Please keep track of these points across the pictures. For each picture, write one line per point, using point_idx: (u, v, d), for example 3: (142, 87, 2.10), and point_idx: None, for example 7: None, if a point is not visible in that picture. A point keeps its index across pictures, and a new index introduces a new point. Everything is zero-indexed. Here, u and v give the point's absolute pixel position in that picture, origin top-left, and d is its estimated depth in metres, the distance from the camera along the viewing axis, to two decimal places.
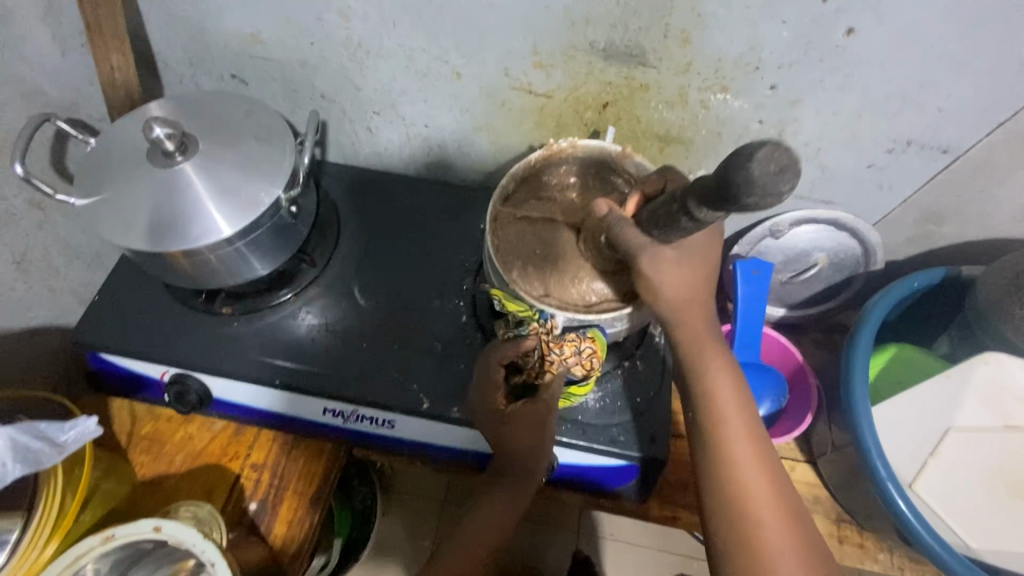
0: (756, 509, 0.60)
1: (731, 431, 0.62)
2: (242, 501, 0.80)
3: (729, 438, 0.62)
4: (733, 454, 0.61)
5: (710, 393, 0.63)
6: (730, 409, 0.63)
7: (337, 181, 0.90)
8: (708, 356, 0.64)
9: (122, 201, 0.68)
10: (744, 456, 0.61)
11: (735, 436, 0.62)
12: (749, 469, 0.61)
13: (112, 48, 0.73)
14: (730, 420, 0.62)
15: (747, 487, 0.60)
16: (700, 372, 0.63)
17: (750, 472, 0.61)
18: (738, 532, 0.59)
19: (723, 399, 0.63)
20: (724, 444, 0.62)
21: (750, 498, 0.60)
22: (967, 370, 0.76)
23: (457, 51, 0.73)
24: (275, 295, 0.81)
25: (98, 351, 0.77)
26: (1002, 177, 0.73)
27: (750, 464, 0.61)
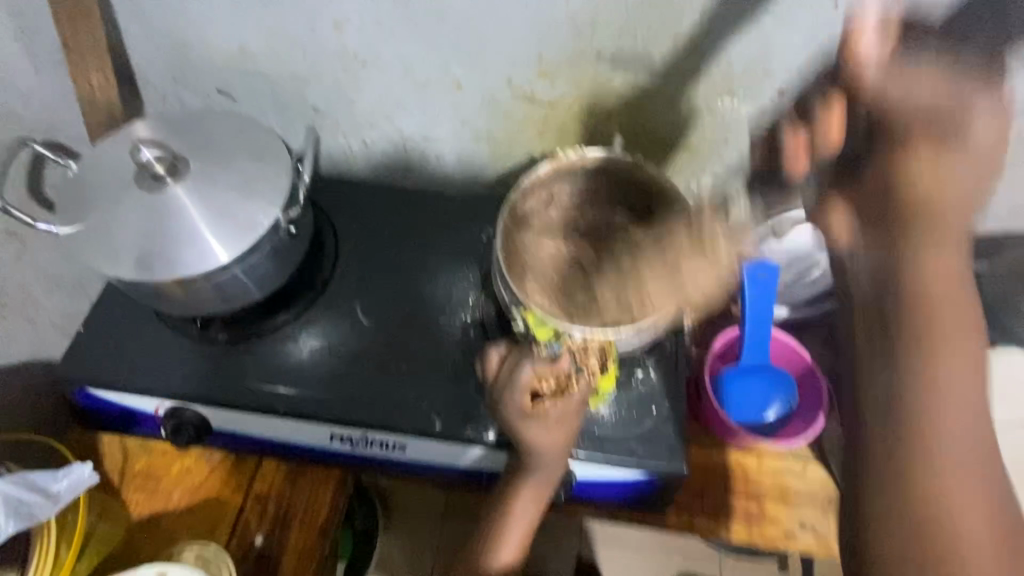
0: (964, 515, 0.44)
1: (954, 420, 0.46)
2: (247, 535, 0.76)
3: (940, 426, 0.45)
4: (946, 448, 0.45)
5: (925, 373, 0.46)
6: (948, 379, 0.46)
7: (332, 198, 0.87)
8: (953, 310, 0.48)
9: (110, 228, 0.64)
10: (959, 456, 0.45)
11: (955, 424, 0.45)
12: (963, 470, 0.45)
13: (92, 66, 0.70)
14: (944, 407, 0.46)
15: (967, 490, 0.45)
16: (912, 336, 0.47)
17: (954, 455, 0.45)
18: (913, 535, 0.44)
19: (948, 387, 0.46)
20: (923, 431, 0.46)
21: (956, 504, 0.44)
22: (978, 368, 0.81)
23: (458, 62, 0.71)
24: (272, 319, 0.78)
25: (86, 387, 0.73)
26: (1001, 175, 0.75)
27: (968, 465, 0.45)
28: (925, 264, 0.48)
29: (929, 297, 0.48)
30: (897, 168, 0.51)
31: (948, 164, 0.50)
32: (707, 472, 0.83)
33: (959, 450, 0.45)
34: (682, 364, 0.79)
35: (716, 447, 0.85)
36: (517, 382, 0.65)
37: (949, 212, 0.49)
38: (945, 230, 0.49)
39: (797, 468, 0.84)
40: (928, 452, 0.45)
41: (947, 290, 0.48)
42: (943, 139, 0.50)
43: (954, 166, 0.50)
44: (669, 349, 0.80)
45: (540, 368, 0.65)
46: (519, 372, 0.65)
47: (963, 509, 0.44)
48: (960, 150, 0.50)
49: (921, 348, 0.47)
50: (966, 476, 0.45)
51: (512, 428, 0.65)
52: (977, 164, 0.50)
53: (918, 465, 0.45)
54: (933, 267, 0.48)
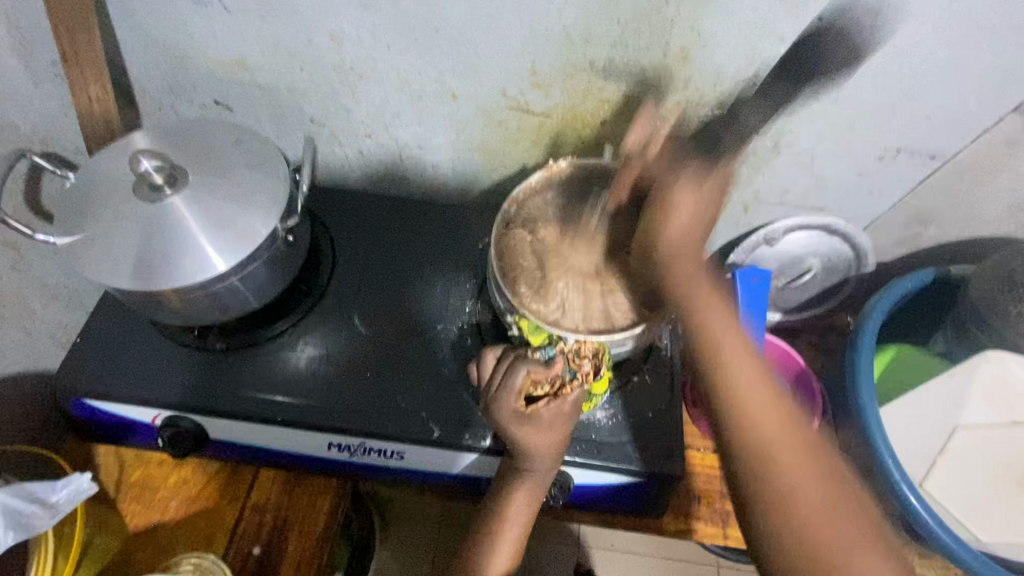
0: (807, 504, 0.49)
1: (765, 429, 0.53)
2: (245, 545, 0.76)
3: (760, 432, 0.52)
4: (772, 450, 0.51)
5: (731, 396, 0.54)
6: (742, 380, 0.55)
7: (329, 206, 0.88)
8: (729, 339, 0.56)
9: (108, 238, 0.65)
10: (787, 455, 0.51)
11: (765, 426, 0.53)
12: (789, 457, 0.51)
13: (91, 78, 0.70)
14: (762, 417, 0.53)
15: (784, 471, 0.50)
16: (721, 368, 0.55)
17: (767, 444, 0.52)
18: (775, 528, 0.49)
19: (749, 396, 0.54)
20: (745, 438, 0.53)
21: (793, 492, 0.49)
22: (970, 367, 0.81)
23: (453, 73, 0.72)
24: (269, 327, 0.78)
25: (83, 397, 0.73)
26: (986, 180, 0.77)
27: (797, 459, 0.51)
28: (704, 307, 0.57)
29: (710, 333, 0.57)
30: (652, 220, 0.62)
31: (676, 209, 0.61)
32: (704, 477, 0.84)
33: (789, 445, 0.51)
34: (677, 368, 0.80)
35: (712, 451, 0.86)
36: (512, 385, 0.64)
37: (686, 254, 0.60)
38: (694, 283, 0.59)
39: None
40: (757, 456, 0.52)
41: (723, 323, 0.57)
42: (664, 203, 0.61)
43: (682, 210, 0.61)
44: (664, 353, 0.81)
45: (535, 371, 0.65)
46: (512, 376, 0.64)
47: (803, 497, 0.49)
48: (677, 200, 0.61)
49: (725, 373, 0.55)
50: (805, 466, 0.50)
51: (506, 434, 0.65)
52: (695, 201, 0.61)
53: (757, 468, 0.51)
54: (705, 307, 0.58)
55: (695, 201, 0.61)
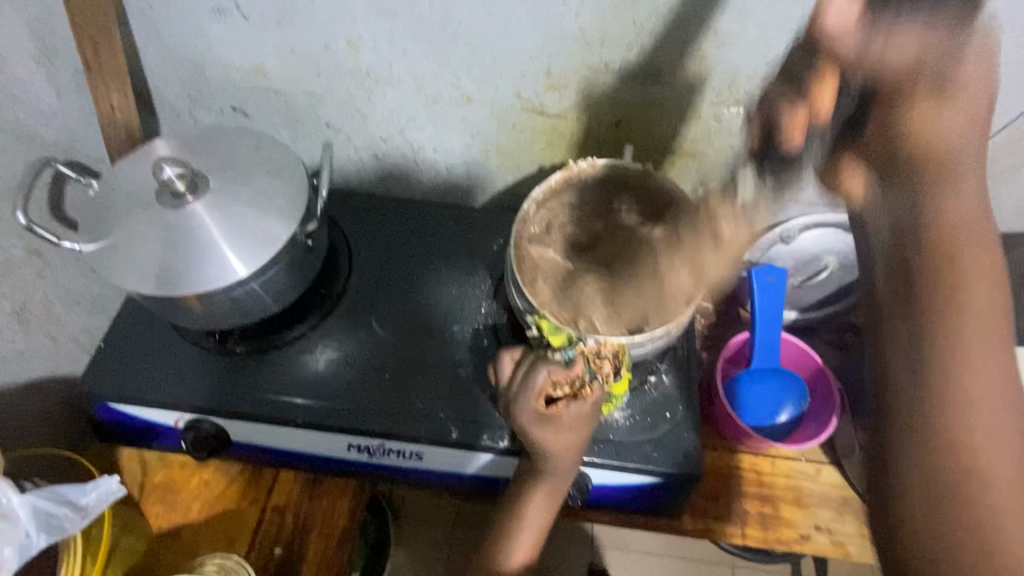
0: (1003, 481, 0.39)
1: (979, 380, 0.41)
2: (266, 547, 0.77)
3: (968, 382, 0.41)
4: (985, 410, 0.41)
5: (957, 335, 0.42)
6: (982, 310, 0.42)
7: (344, 210, 0.88)
8: (973, 275, 0.42)
9: (132, 244, 0.66)
10: (988, 419, 0.41)
11: (977, 384, 0.41)
12: (996, 425, 0.41)
13: (113, 87, 0.71)
14: (982, 372, 0.41)
15: (982, 436, 0.40)
16: (949, 305, 0.42)
17: (987, 407, 0.41)
18: (942, 490, 0.40)
19: (975, 343, 0.41)
20: (953, 388, 0.41)
21: (983, 463, 0.40)
22: None
23: (469, 76, 0.73)
24: (288, 330, 0.79)
25: (107, 401, 0.74)
26: (1003, 176, 0.76)
27: (999, 430, 0.40)
28: (950, 225, 0.43)
29: (948, 261, 0.43)
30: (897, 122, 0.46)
31: (954, 101, 0.44)
32: (721, 476, 0.83)
33: (995, 404, 0.41)
34: (694, 368, 0.80)
35: (729, 451, 0.85)
36: (532, 386, 0.65)
37: (953, 164, 0.45)
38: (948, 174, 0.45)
39: (810, 471, 0.84)
40: (956, 410, 0.41)
41: (970, 248, 0.43)
42: (942, 90, 0.44)
43: (950, 114, 0.44)
44: (681, 353, 0.81)
45: (555, 372, 0.65)
46: (533, 376, 0.65)
47: (994, 469, 0.39)
48: (952, 92, 0.44)
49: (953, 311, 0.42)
50: (999, 432, 0.40)
51: (526, 435, 0.65)
52: (972, 105, 0.44)
53: (947, 431, 0.40)
54: (954, 219, 0.44)
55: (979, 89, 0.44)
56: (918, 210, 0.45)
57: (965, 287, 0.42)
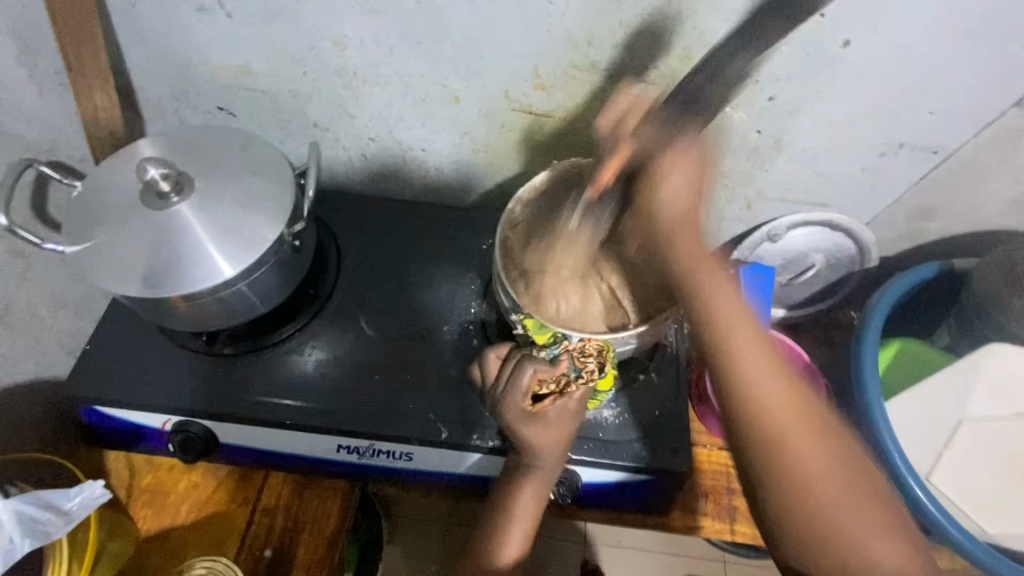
0: (824, 487, 0.49)
1: (772, 400, 0.51)
2: (256, 548, 0.76)
3: (767, 415, 0.50)
4: (783, 437, 0.50)
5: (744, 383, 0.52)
6: (748, 342, 0.53)
7: (332, 210, 0.88)
8: (742, 332, 0.53)
9: (116, 246, 0.65)
10: (795, 437, 0.50)
11: (777, 410, 0.51)
12: (800, 439, 0.50)
13: (96, 87, 0.71)
14: (773, 400, 0.51)
15: (798, 452, 0.49)
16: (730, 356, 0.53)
17: (790, 422, 0.50)
18: (790, 510, 0.49)
19: (759, 380, 0.51)
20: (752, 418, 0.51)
21: (811, 477, 0.49)
22: (975, 361, 0.81)
23: (456, 76, 0.73)
24: (277, 332, 0.79)
25: (93, 404, 0.73)
26: (988, 173, 0.77)
27: (806, 443, 0.50)
28: (707, 291, 0.55)
29: (724, 328, 0.54)
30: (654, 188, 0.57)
31: (674, 172, 0.57)
32: (710, 473, 0.84)
33: (787, 414, 0.50)
34: (682, 365, 0.80)
35: (718, 448, 0.86)
36: (518, 385, 0.65)
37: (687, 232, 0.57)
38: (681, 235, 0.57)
39: None
40: (769, 442, 0.50)
41: (726, 304, 0.54)
42: (666, 166, 0.57)
43: (694, 164, 0.57)
44: (670, 351, 0.81)
45: (541, 371, 0.65)
46: (518, 375, 0.65)
47: (817, 477, 0.49)
48: (677, 157, 0.56)
49: (734, 359, 0.52)
50: (807, 437, 0.50)
51: (514, 435, 0.66)
52: (692, 163, 0.57)
53: (770, 450, 0.50)
54: (710, 291, 0.55)
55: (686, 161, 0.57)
56: (688, 290, 0.56)
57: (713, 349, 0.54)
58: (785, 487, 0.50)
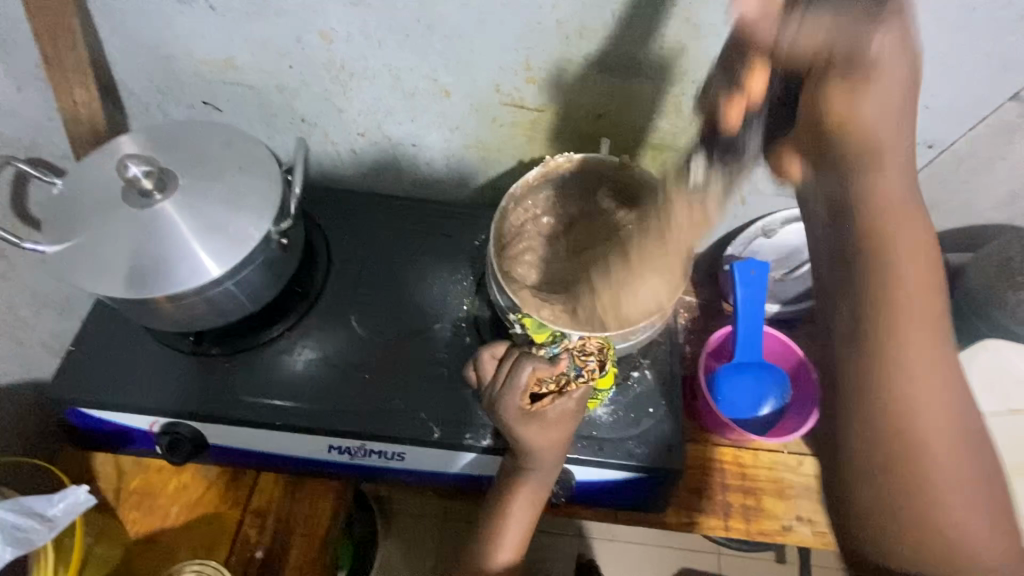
0: (953, 504, 0.45)
1: (911, 361, 0.47)
2: (247, 550, 0.75)
3: (923, 435, 0.46)
4: (932, 447, 0.46)
5: (892, 385, 0.46)
6: (912, 287, 0.47)
7: (322, 206, 0.87)
8: (908, 283, 0.47)
9: (99, 245, 0.63)
10: (941, 450, 0.46)
11: (934, 431, 0.46)
12: (947, 467, 0.46)
13: (75, 82, 0.69)
14: (929, 410, 0.46)
15: (920, 421, 0.46)
16: (892, 357, 0.47)
17: (923, 392, 0.46)
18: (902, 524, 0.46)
19: (918, 391, 0.46)
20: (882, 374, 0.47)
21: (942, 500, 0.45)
22: (970, 355, 0.80)
23: (446, 69, 0.71)
24: (266, 331, 0.77)
25: (78, 406, 0.72)
26: (983, 168, 0.76)
27: (949, 460, 0.46)
28: (892, 236, 0.48)
29: (892, 271, 0.48)
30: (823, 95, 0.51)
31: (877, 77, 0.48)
32: (704, 469, 0.84)
33: (925, 382, 0.46)
34: (675, 361, 0.80)
35: (712, 444, 0.86)
36: (517, 383, 0.63)
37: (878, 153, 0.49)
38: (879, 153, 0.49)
39: (792, 463, 0.85)
40: (900, 416, 0.46)
41: (911, 293, 0.47)
42: (855, 78, 0.49)
43: (884, 87, 0.49)
44: (664, 347, 0.81)
45: (540, 369, 0.64)
46: (518, 373, 0.64)
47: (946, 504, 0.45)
48: (879, 67, 0.48)
49: (888, 366, 0.47)
50: (935, 410, 0.46)
51: (510, 434, 0.64)
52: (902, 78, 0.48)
53: (892, 412, 0.46)
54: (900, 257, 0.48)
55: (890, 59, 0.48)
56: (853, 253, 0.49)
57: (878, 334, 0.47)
58: (895, 452, 0.46)
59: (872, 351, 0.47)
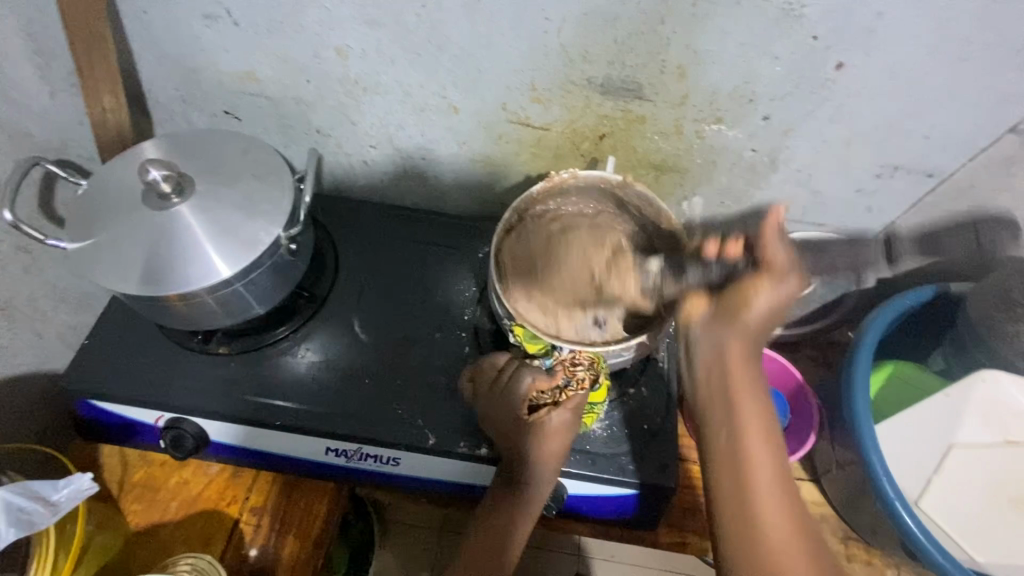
0: None
1: (760, 484, 0.57)
2: (242, 548, 0.77)
3: (767, 544, 0.55)
4: (763, 522, 0.56)
5: (758, 501, 0.56)
6: (752, 425, 0.59)
7: (334, 215, 0.90)
8: (750, 419, 0.59)
9: (115, 245, 0.66)
10: (795, 569, 0.54)
11: (769, 513, 0.56)
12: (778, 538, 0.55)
13: (105, 89, 0.73)
14: (776, 531, 0.55)
15: (768, 532, 0.55)
16: (751, 481, 0.57)
17: (773, 515, 0.56)
18: None
19: (759, 497, 0.56)
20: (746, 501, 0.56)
21: None
22: (967, 387, 0.83)
23: (455, 87, 0.74)
24: (272, 332, 0.80)
25: (88, 397, 0.75)
26: (984, 198, 0.77)
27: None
28: (739, 397, 0.59)
29: (733, 411, 0.59)
30: (738, 292, 0.59)
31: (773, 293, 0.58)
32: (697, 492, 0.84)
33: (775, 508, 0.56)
34: (672, 379, 0.80)
35: None
36: (517, 391, 0.71)
37: (717, 402, 0.60)
38: (742, 347, 0.59)
39: None
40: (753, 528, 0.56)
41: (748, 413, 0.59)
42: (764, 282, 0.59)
43: (765, 303, 0.59)
44: (661, 364, 0.81)
45: (539, 380, 0.71)
46: (519, 381, 0.71)
47: None
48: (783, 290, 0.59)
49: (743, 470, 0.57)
50: (777, 520, 0.56)
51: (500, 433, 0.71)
52: (781, 300, 0.59)
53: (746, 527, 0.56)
54: (750, 430, 0.58)
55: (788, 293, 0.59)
56: (702, 419, 0.61)
57: (731, 465, 0.58)
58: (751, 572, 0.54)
59: (733, 472, 0.58)
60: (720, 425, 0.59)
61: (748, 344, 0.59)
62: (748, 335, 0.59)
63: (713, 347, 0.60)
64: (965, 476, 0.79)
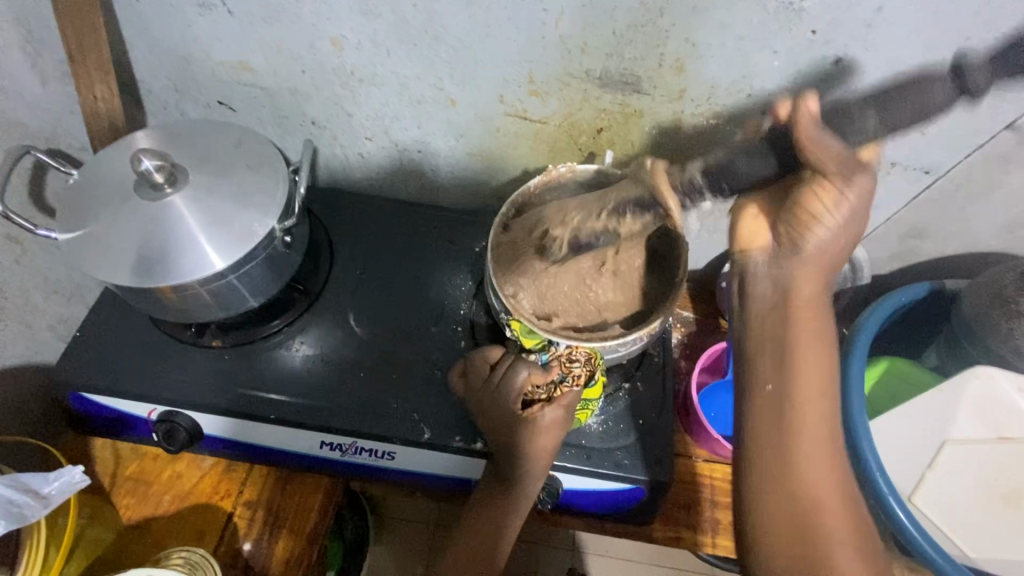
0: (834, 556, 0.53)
1: (807, 423, 0.57)
2: (236, 542, 0.77)
3: (809, 484, 0.55)
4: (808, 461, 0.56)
5: (800, 445, 0.56)
6: (807, 366, 0.58)
7: (330, 208, 0.89)
8: (807, 361, 0.58)
9: (106, 236, 0.66)
10: (832, 511, 0.55)
11: (814, 454, 0.56)
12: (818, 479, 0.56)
13: (97, 78, 0.72)
14: (816, 473, 0.56)
15: (807, 472, 0.56)
16: (798, 416, 0.57)
17: (817, 456, 0.56)
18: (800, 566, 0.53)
19: (805, 431, 0.57)
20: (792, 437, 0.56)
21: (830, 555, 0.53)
22: (961, 382, 0.82)
23: (452, 79, 0.73)
24: (266, 325, 0.79)
25: (79, 390, 0.74)
26: (979, 196, 0.77)
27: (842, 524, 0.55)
28: (798, 334, 0.58)
29: (793, 348, 0.58)
30: (801, 209, 0.57)
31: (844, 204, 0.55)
32: (692, 487, 0.84)
33: (822, 446, 0.57)
34: (668, 374, 0.80)
35: (703, 459, 0.86)
36: (511, 385, 0.69)
37: (768, 346, 0.59)
38: (806, 275, 0.59)
39: None
40: (792, 465, 0.56)
41: (808, 357, 0.58)
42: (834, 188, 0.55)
43: (834, 223, 0.57)
44: (656, 359, 0.82)
45: (534, 374, 0.69)
46: (513, 376, 0.69)
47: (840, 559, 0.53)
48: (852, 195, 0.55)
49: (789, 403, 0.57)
50: (818, 462, 0.56)
51: (496, 419, 0.69)
52: (858, 215, 0.56)
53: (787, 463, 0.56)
54: (805, 368, 0.58)
55: (860, 201, 0.56)
56: (751, 360, 0.60)
57: (782, 401, 0.57)
58: (790, 510, 0.55)
59: (783, 408, 0.57)
60: (777, 356, 0.58)
61: (818, 276, 0.59)
62: (817, 262, 0.58)
63: (777, 277, 0.59)
64: (955, 473, 0.79)
